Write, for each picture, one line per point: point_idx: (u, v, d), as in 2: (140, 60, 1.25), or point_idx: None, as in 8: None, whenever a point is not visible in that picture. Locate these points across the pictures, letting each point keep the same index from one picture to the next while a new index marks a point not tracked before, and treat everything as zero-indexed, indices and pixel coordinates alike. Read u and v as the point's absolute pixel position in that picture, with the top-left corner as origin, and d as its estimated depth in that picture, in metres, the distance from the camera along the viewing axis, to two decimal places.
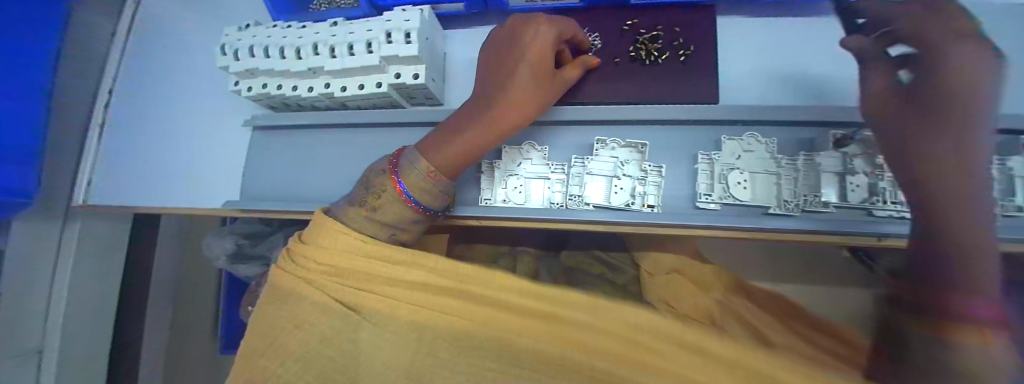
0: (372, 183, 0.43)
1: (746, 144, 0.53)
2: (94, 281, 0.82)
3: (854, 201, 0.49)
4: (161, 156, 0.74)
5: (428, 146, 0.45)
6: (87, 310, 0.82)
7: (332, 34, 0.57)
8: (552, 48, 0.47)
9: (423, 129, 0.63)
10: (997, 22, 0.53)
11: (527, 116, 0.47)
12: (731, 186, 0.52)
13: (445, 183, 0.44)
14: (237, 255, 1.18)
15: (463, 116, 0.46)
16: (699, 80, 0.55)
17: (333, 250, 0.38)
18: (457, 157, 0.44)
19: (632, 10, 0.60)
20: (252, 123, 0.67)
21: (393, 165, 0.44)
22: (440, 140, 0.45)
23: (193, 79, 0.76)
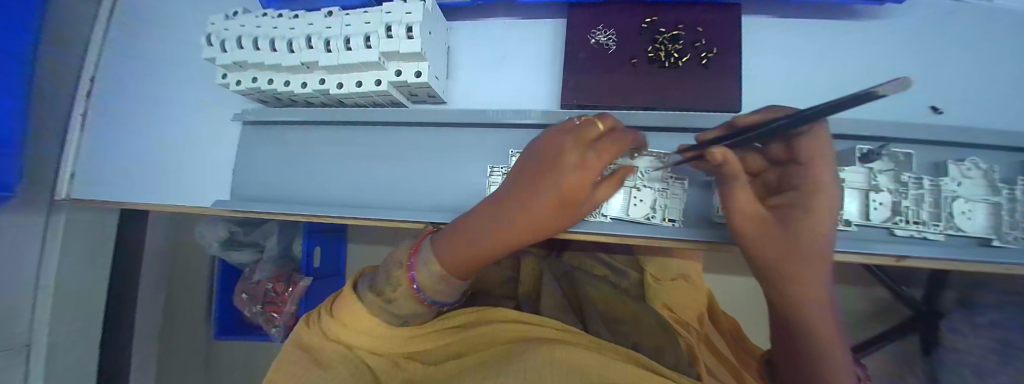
0: (382, 279, 0.46)
1: None
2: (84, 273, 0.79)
3: (876, 219, 0.49)
4: (144, 150, 0.70)
5: (444, 246, 0.45)
6: (77, 304, 0.79)
7: (326, 26, 0.52)
8: (575, 165, 0.39)
9: (428, 130, 0.60)
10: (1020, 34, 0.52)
11: (533, 235, 0.44)
12: None
13: (454, 284, 0.45)
14: (228, 242, 1.19)
15: (478, 215, 0.44)
16: (720, 85, 0.52)
17: (357, 330, 0.44)
18: (463, 263, 0.44)
19: (651, 7, 0.55)
20: (242, 118, 0.63)
21: (410, 268, 0.45)
22: (451, 241, 0.44)
23: (179, 68, 0.71)
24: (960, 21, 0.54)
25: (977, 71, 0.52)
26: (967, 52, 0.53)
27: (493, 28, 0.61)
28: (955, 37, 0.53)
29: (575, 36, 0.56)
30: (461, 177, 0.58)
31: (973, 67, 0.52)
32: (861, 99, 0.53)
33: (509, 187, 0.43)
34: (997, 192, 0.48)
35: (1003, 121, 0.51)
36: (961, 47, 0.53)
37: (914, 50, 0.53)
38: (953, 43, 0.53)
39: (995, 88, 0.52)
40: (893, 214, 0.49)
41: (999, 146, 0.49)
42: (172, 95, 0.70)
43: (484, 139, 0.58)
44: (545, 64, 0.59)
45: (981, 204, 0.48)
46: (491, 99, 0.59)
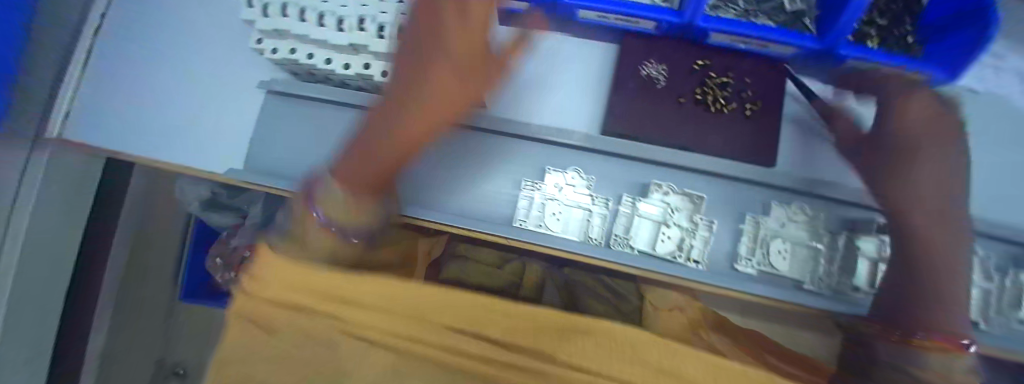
0: (297, 213, 0.40)
1: (792, 213, 0.51)
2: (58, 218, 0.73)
3: None
4: (150, 104, 0.66)
5: (342, 159, 0.40)
6: (52, 249, 0.75)
7: (381, 10, 0.50)
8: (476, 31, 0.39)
9: (463, 131, 0.58)
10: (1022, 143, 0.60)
11: (440, 114, 0.40)
12: (771, 254, 0.51)
13: (368, 203, 0.39)
14: (209, 203, 1.14)
15: (377, 118, 0.42)
16: (760, 138, 0.53)
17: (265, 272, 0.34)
18: (366, 162, 0.39)
19: (704, 48, 0.56)
20: (268, 87, 0.59)
21: (307, 199, 0.39)
22: (352, 150, 0.41)
23: (197, 21, 0.67)
24: (975, 119, 0.60)
25: (982, 166, 0.59)
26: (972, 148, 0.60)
27: (544, 40, 0.60)
28: (971, 133, 0.60)
29: (626, 64, 0.56)
30: (490, 185, 0.57)
31: (980, 163, 0.59)
32: None
33: (396, 98, 0.41)
34: (990, 278, 0.54)
35: (992, 209, 0.58)
36: (972, 141, 0.60)
37: None
38: (970, 138, 0.60)
39: (991, 184, 0.59)
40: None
41: (980, 232, 0.55)
42: (187, 49, 0.67)
43: (523, 150, 0.57)
44: (591, 86, 0.59)
45: (975, 290, 0.54)
46: (533, 111, 0.58)
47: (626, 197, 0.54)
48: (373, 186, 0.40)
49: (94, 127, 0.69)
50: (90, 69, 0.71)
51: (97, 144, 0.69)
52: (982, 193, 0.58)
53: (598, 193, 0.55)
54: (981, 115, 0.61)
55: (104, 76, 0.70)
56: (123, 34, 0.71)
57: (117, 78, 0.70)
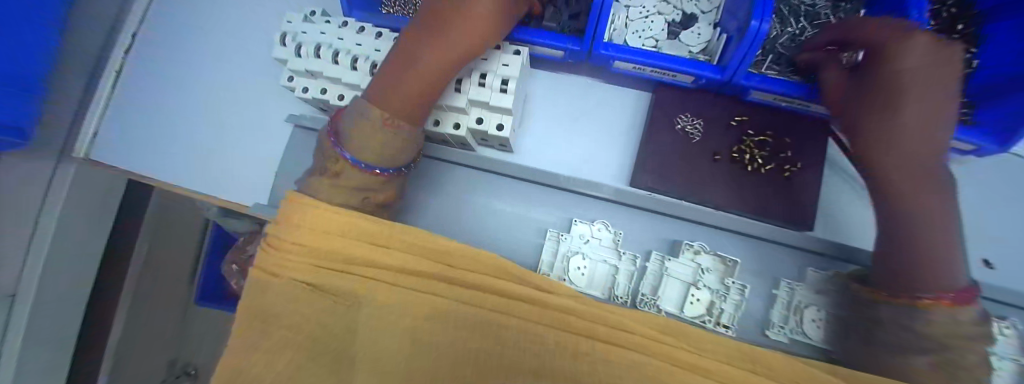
0: (328, 154, 0.43)
1: (833, 283, 0.49)
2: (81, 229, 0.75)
3: None
4: (175, 127, 0.67)
5: (379, 94, 0.43)
6: (79, 257, 0.77)
7: None
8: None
9: (489, 176, 0.57)
10: None
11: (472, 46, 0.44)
12: (807, 324, 0.48)
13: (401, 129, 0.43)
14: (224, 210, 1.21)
15: (397, 62, 0.44)
16: (797, 200, 0.52)
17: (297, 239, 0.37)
18: (407, 97, 0.43)
19: (742, 104, 0.55)
20: (296, 121, 0.59)
21: (332, 134, 0.43)
22: (387, 85, 0.43)
23: (227, 45, 0.68)
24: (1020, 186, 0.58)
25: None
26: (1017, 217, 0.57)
27: (575, 85, 0.59)
28: (1015, 200, 0.58)
29: (660, 116, 0.55)
30: (512, 232, 0.56)
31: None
32: None
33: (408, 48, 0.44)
34: None
35: None
36: (1016, 208, 0.58)
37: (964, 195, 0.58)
38: (1014, 205, 0.58)
39: None
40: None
41: (1020, 306, 0.53)
42: (216, 73, 0.67)
43: (549, 199, 0.56)
44: (622, 135, 0.57)
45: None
46: (561, 157, 0.57)
47: (653, 254, 0.52)
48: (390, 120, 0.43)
49: (116, 145, 0.69)
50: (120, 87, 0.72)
51: (118, 162, 0.69)
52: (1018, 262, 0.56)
53: (625, 246, 0.53)
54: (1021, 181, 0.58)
55: (130, 94, 0.71)
56: (153, 52, 0.71)
57: (143, 96, 0.70)
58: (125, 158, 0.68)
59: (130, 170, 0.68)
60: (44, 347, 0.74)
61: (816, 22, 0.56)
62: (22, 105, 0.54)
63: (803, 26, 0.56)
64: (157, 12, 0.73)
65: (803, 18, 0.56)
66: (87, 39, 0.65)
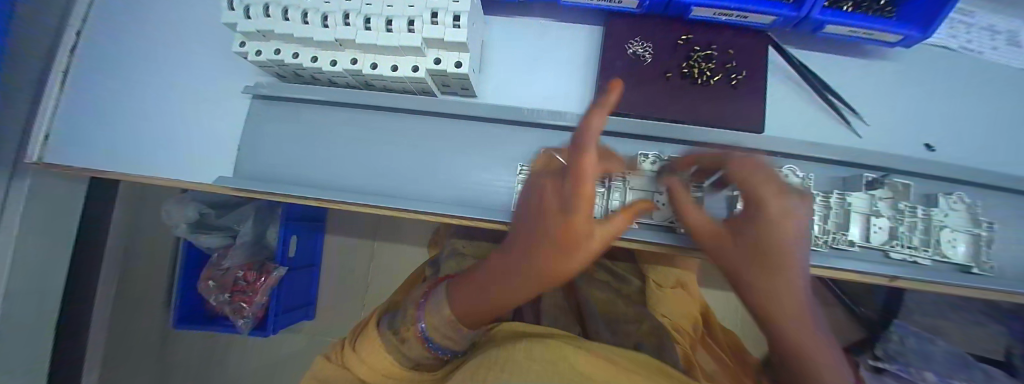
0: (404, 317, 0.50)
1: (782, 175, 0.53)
2: (38, 250, 0.74)
3: (876, 242, 0.53)
4: (130, 117, 0.65)
5: (456, 298, 0.47)
6: (41, 273, 0.76)
7: (365, 3, 0.50)
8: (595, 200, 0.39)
9: (453, 120, 0.57)
10: (1010, 90, 0.61)
11: (556, 275, 0.45)
12: None
13: (462, 331, 0.47)
14: (197, 225, 1.18)
15: (490, 266, 0.47)
16: (747, 105, 0.55)
17: (374, 367, 0.47)
18: (477, 311, 0.46)
19: (686, 24, 0.57)
20: (253, 91, 0.58)
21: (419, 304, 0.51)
22: (463, 290, 0.47)
23: (183, 30, 0.67)
24: (965, 72, 0.61)
25: (975, 117, 0.59)
26: (966, 98, 0.60)
27: (531, 26, 0.60)
28: (961, 85, 0.60)
29: (613, 43, 0.57)
30: (486, 173, 0.57)
31: (973, 113, 0.60)
32: (881, 134, 0.57)
33: (520, 216, 0.47)
34: (977, 224, 0.54)
35: (980, 159, 0.59)
36: (965, 92, 0.60)
37: (918, 87, 0.59)
38: (964, 92, 0.60)
39: (980, 135, 0.59)
40: (890, 241, 0.53)
41: (973, 180, 0.55)
42: (175, 59, 0.66)
43: (516, 135, 0.57)
44: (579, 68, 0.59)
45: (965, 235, 0.54)
46: (523, 96, 0.59)
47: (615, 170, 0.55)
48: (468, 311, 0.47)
49: (79, 141, 0.66)
50: (69, 87, 0.68)
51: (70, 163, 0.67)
52: (956, 142, 0.59)
53: None
54: (965, 68, 0.61)
55: (79, 93, 0.68)
56: (107, 44, 0.69)
57: (98, 92, 0.68)
58: (81, 156, 0.66)
59: (84, 168, 0.66)
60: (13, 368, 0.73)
61: None
62: None
63: None
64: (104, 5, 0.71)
65: None
66: (37, 34, 0.63)
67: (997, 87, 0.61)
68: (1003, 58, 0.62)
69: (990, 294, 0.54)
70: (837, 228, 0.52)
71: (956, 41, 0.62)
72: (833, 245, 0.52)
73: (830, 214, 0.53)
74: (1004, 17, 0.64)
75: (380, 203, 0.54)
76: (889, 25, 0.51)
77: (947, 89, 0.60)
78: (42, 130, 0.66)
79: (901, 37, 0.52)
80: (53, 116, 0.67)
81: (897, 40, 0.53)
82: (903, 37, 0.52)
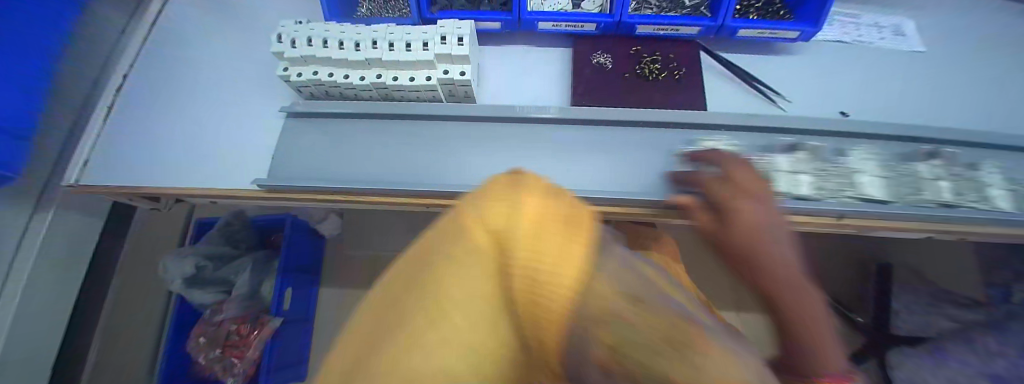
0: None
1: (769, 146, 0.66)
2: (51, 280, 0.77)
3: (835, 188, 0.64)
4: (166, 142, 0.75)
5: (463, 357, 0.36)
6: (44, 300, 0.77)
7: (389, 32, 0.65)
8: None
9: (459, 121, 0.69)
10: (895, 69, 0.79)
11: None
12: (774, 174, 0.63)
13: None
14: (192, 280, 1.18)
15: None
16: (691, 92, 0.70)
17: None
18: None
19: (634, 40, 0.75)
20: (289, 110, 0.69)
21: None
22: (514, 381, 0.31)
23: (221, 75, 0.81)
24: (856, 60, 0.79)
25: (873, 91, 0.76)
26: (862, 78, 0.77)
27: (517, 50, 0.77)
28: (856, 69, 0.78)
29: (582, 56, 0.73)
30: (489, 159, 0.66)
31: (872, 88, 0.76)
32: (802, 109, 0.72)
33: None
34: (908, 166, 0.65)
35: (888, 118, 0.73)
36: (860, 74, 0.77)
37: (822, 73, 0.76)
38: (858, 74, 0.77)
39: (881, 102, 0.75)
40: (856, 184, 0.64)
41: (886, 135, 0.68)
42: (212, 95, 0.78)
43: (512, 129, 0.68)
44: (557, 77, 0.74)
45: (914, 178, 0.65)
46: (516, 99, 0.72)
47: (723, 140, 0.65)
48: (658, 349, 0.16)
49: (113, 167, 0.74)
50: (108, 122, 0.78)
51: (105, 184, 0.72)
52: (864, 110, 0.73)
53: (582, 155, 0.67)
54: (855, 56, 0.79)
55: (118, 128, 0.77)
56: (147, 89, 0.81)
57: (135, 125, 0.77)
58: (113, 177, 0.73)
59: (113, 186, 0.72)
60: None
61: None
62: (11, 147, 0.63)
63: None
64: (144, 60, 0.84)
65: None
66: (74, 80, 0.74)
67: (883, 68, 0.79)
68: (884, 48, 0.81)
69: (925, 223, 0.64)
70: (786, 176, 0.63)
71: (846, 39, 0.81)
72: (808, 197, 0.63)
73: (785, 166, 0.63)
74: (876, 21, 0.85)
75: (400, 188, 0.63)
76: (784, 25, 0.68)
77: (845, 73, 0.77)
78: (81, 156, 0.73)
79: (796, 33, 0.70)
80: (90, 149, 0.75)
81: (795, 36, 0.71)
82: (797, 33, 0.70)
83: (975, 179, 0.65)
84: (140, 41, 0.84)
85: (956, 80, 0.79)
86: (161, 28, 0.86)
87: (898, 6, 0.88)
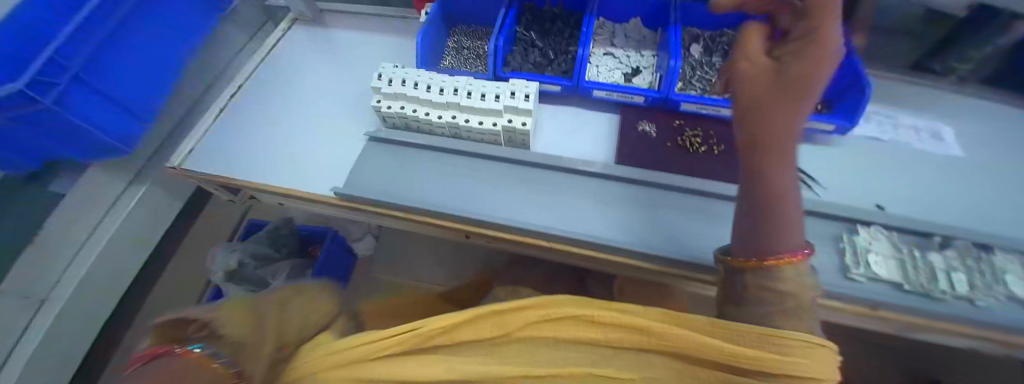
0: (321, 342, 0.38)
1: (874, 234, 0.71)
2: (121, 226, 1.01)
3: (882, 274, 0.67)
4: (259, 144, 0.89)
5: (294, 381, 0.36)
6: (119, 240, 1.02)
7: (468, 83, 0.77)
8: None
9: (514, 164, 0.78)
10: (936, 171, 0.82)
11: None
12: (870, 263, 0.68)
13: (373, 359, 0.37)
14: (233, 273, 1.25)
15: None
16: (729, 166, 0.75)
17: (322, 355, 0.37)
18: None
19: (677, 115, 0.83)
20: (374, 135, 0.82)
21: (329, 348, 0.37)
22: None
23: (318, 97, 0.97)
24: (893, 158, 0.83)
25: (914, 191, 0.78)
26: (902, 176, 0.80)
27: (571, 111, 0.87)
28: (892, 166, 0.81)
29: (630, 123, 0.82)
30: (538, 200, 0.73)
31: (912, 187, 0.79)
32: (840, 196, 0.76)
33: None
34: (951, 267, 0.68)
35: (928, 215, 0.75)
36: (897, 171, 0.81)
37: (858, 166, 0.81)
38: (896, 171, 0.81)
39: (921, 201, 0.77)
40: (922, 276, 0.67)
41: (910, 230, 0.72)
42: (307, 113, 0.94)
43: (560, 177, 0.76)
44: (606, 137, 0.83)
45: (971, 279, 0.67)
46: (566, 151, 0.81)
47: (879, 231, 0.72)
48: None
49: (213, 159, 0.87)
50: (216, 122, 0.93)
51: (201, 171, 0.85)
52: (899, 205, 0.76)
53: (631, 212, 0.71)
54: (893, 155, 0.83)
55: (227, 129, 0.92)
56: (255, 99, 0.98)
57: (240, 127, 0.93)
58: (211, 166, 0.86)
59: (206, 173, 0.84)
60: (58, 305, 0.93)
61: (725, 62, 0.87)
62: (121, 121, 0.87)
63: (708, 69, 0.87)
64: (257, 75, 1.03)
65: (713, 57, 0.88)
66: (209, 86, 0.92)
67: (922, 168, 0.82)
68: (924, 150, 0.85)
69: (966, 325, 0.65)
70: (866, 265, 0.67)
71: (882, 137, 0.86)
72: (872, 279, 0.68)
73: (873, 255, 0.68)
74: (917, 125, 0.89)
75: (456, 214, 0.71)
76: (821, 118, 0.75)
77: (881, 169, 0.81)
78: (190, 146, 0.88)
79: (833, 126, 0.76)
80: (199, 141, 0.90)
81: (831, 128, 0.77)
82: (833, 125, 0.76)
83: (992, 269, 0.68)
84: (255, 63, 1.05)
85: (1004, 189, 0.79)
86: (274, 56, 1.07)
87: (939, 114, 0.92)
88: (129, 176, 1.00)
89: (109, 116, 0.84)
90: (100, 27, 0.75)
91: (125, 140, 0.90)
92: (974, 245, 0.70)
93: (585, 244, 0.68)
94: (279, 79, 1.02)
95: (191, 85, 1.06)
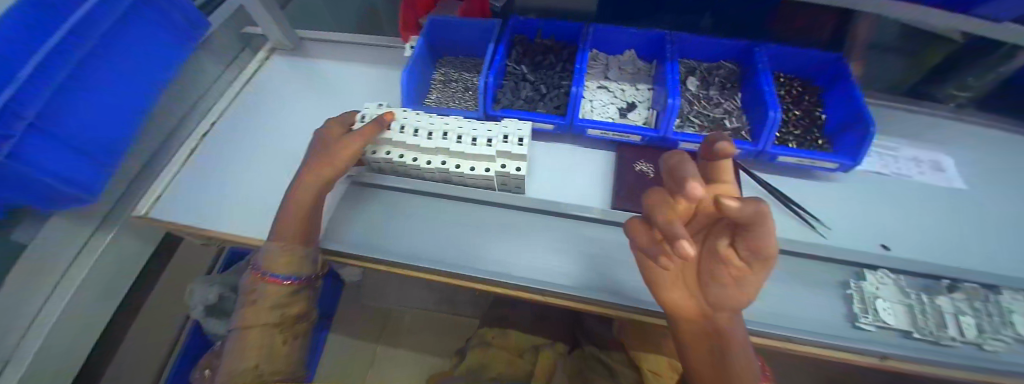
0: None
1: (880, 278, 0.67)
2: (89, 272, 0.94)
3: (892, 323, 0.63)
4: (232, 188, 0.83)
5: None
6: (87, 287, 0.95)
7: (458, 126, 0.73)
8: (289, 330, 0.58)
9: (504, 209, 0.74)
10: (939, 204, 0.79)
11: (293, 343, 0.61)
12: (880, 311, 0.63)
13: None
14: (211, 309, 1.19)
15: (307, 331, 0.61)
16: None
17: None
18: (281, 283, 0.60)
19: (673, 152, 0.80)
20: (355, 178, 0.77)
21: None
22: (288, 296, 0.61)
23: (298, 134, 0.92)
24: (893, 191, 0.81)
25: (918, 227, 0.75)
26: (905, 211, 0.78)
27: (563, 149, 0.84)
28: (894, 200, 0.79)
29: (625, 163, 0.79)
30: (525, 251, 0.69)
31: (916, 223, 0.76)
32: (844, 237, 0.73)
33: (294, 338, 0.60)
34: (962, 311, 0.64)
35: (934, 255, 0.72)
36: (899, 206, 0.78)
37: (859, 201, 0.78)
38: (898, 206, 0.78)
39: (927, 239, 0.74)
40: (932, 324, 0.63)
41: (924, 273, 0.68)
42: (286, 152, 0.89)
43: (553, 223, 0.72)
44: (600, 177, 0.79)
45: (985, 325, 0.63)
46: (559, 193, 0.77)
47: (886, 275, 0.68)
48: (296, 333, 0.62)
49: (180, 205, 0.82)
50: (187, 164, 0.88)
51: (167, 219, 0.79)
52: (905, 244, 0.73)
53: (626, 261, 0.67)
54: (894, 189, 0.81)
55: (197, 170, 0.87)
56: (230, 136, 0.93)
57: (213, 168, 0.87)
58: (178, 213, 0.80)
59: (172, 221, 0.79)
60: (24, 365, 0.85)
61: (720, 96, 0.85)
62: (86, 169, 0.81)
63: (704, 103, 0.85)
64: (234, 110, 0.98)
65: (709, 91, 0.86)
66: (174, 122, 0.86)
67: (924, 202, 0.79)
68: (924, 182, 0.83)
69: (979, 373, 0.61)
70: (875, 312, 0.63)
71: (881, 169, 0.84)
72: (883, 331, 0.63)
73: (881, 303, 0.64)
74: (915, 155, 0.88)
75: (438, 268, 0.66)
76: (823, 156, 0.72)
77: (884, 204, 0.78)
78: (157, 191, 0.83)
79: (836, 165, 0.73)
80: (167, 185, 0.84)
81: (835, 167, 0.74)
82: (837, 164, 0.72)
83: (1000, 311, 0.64)
84: (232, 97, 1.00)
85: (1009, 222, 0.77)
86: (252, 89, 1.02)
87: (937, 142, 0.90)
88: (98, 219, 0.94)
89: (74, 163, 0.77)
90: (58, 71, 0.69)
91: (91, 187, 0.83)
92: (984, 286, 0.67)
93: (579, 300, 0.63)
94: (257, 114, 0.97)
95: (164, 118, 1.01)
